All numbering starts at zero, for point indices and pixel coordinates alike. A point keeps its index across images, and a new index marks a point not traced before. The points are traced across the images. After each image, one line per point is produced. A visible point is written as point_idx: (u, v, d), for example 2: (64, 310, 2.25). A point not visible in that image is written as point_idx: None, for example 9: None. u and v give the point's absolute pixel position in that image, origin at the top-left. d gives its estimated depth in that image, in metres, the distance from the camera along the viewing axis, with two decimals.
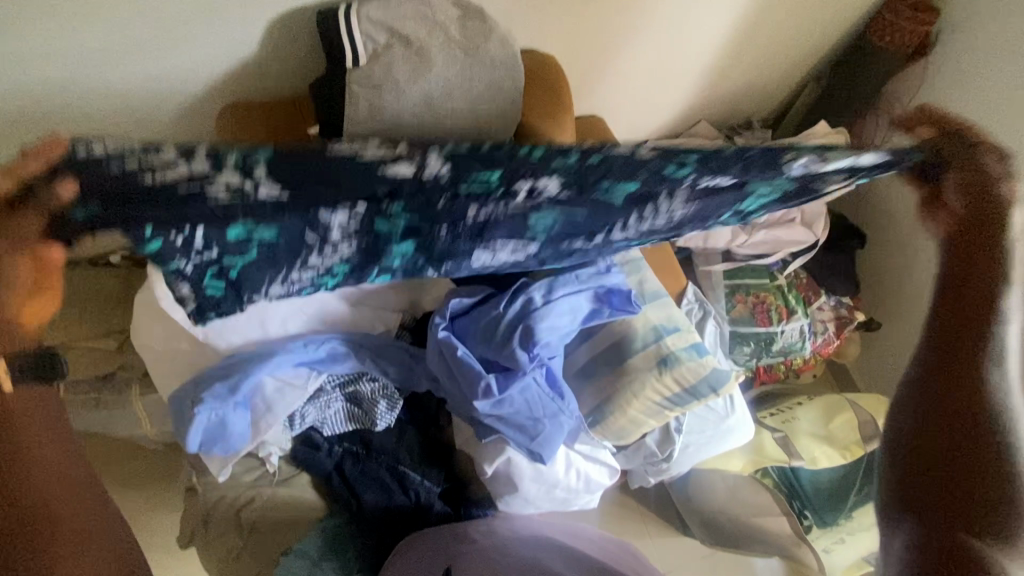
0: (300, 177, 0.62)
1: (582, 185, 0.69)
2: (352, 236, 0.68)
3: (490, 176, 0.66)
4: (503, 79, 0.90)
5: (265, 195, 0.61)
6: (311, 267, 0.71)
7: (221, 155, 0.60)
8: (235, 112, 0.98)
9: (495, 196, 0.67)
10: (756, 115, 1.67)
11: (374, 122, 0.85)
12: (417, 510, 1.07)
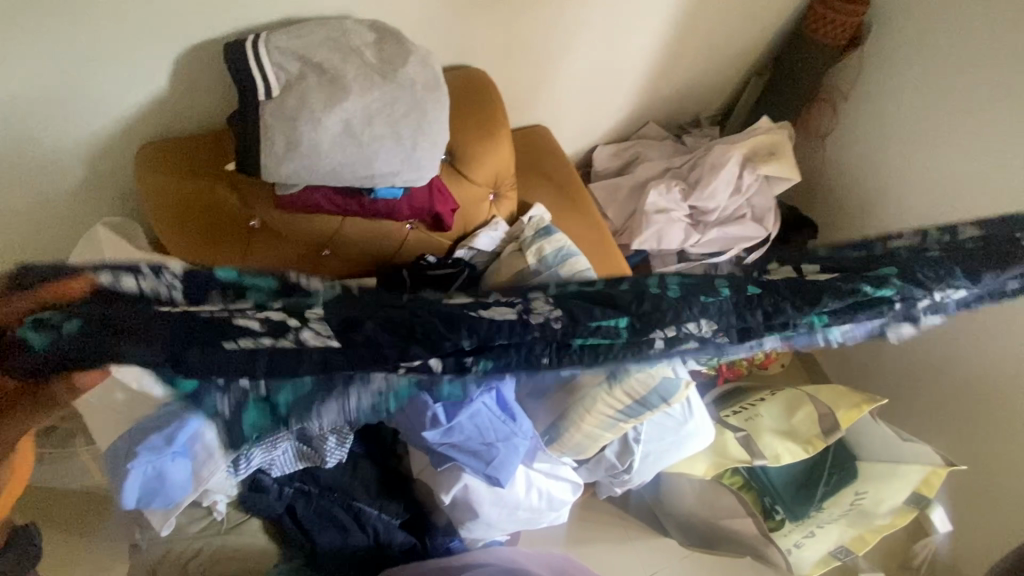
0: (363, 320, 0.58)
1: (746, 328, 0.67)
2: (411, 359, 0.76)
3: (620, 321, 0.64)
4: (426, 101, 0.88)
5: (308, 336, 0.56)
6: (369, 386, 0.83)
7: (263, 299, 0.59)
8: (148, 150, 0.94)
9: (630, 350, 0.64)
10: (701, 113, 1.69)
11: (293, 155, 0.82)
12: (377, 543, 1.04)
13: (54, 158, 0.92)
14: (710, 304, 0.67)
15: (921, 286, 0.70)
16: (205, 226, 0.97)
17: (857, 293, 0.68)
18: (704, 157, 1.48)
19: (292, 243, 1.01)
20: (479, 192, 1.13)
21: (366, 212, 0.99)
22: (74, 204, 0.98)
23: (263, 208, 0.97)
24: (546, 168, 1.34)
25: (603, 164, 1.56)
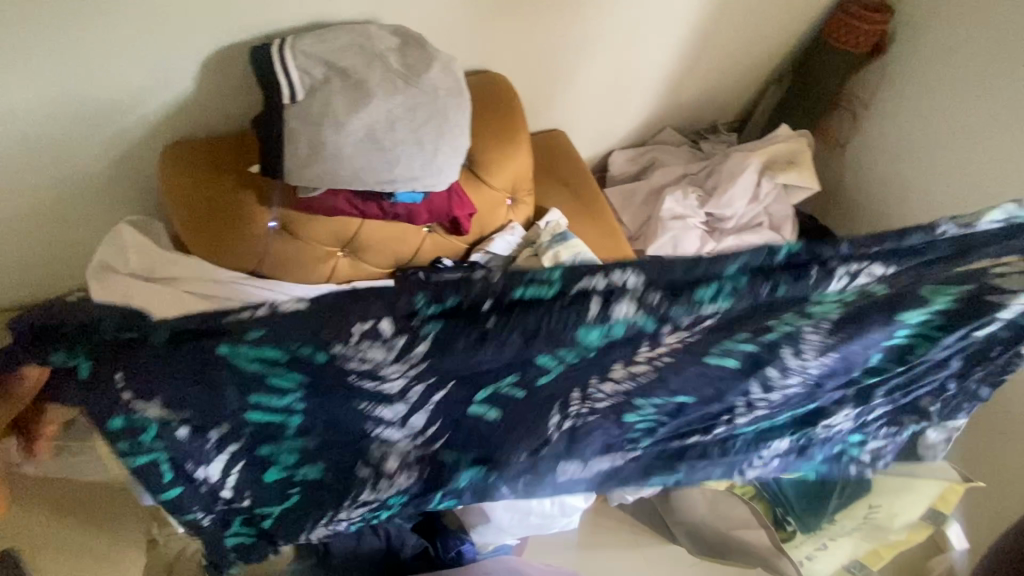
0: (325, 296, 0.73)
1: (670, 278, 0.75)
2: (408, 471, 0.88)
3: (551, 279, 0.74)
4: (447, 106, 0.88)
5: (286, 306, 0.70)
6: (362, 500, 0.89)
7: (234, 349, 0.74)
8: (173, 149, 0.96)
9: (552, 290, 0.74)
10: (718, 120, 1.67)
11: (316, 159, 0.83)
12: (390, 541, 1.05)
13: (79, 158, 0.93)
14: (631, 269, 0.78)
15: (840, 253, 0.77)
16: (224, 228, 0.97)
17: (764, 255, 0.76)
18: (722, 164, 1.48)
19: (311, 245, 1.02)
20: (496, 198, 1.13)
21: (386, 216, 1.00)
22: (99, 203, 1.00)
23: (283, 209, 0.98)
24: (562, 173, 1.33)
25: (619, 169, 1.56)
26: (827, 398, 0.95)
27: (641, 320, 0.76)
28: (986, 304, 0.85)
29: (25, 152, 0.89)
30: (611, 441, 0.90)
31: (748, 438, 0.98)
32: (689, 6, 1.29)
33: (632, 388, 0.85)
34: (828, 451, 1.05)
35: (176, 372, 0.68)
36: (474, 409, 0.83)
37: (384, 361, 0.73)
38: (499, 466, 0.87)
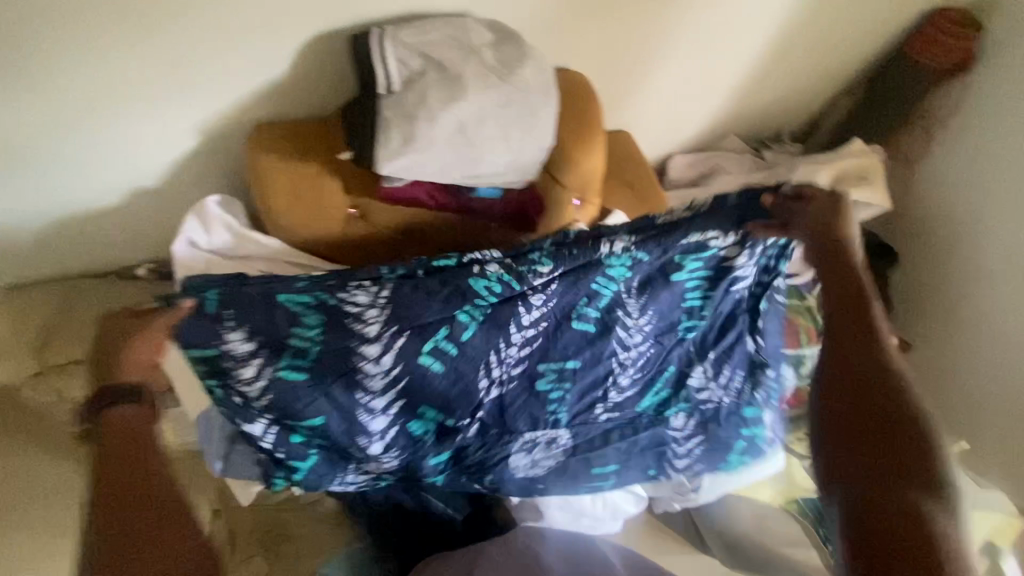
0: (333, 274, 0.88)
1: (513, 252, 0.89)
2: (392, 451, 0.93)
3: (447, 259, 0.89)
4: (537, 104, 0.88)
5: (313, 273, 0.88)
6: (364, 469, 0.94)
7: None
8: (260, 131, 0.97)
9: (453, 265, 0.88)
10: (782, 128, 1.63)
11: (406, 150, 0.84)
12: (442, 526, 1.07)
13: (172, 134, 0.98)
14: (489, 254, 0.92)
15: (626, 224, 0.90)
16: (304, 210, 0.98)
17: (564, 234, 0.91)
18: (788, 175, 1.45)
19: (382, 234, 1.03)
20: (566, 196, 1.07)
21: (461, 208, 1.02)
22: (185, 177, 1.05)
23: (363, 197, 0.99)
24: (627, 176, 1.32)
25: (678, 173, 1.53)
26: (676, 358, 1.00)
27: (502, 279, 0.87)
28: (727, 266, 0.94)
29: (128, 122, 0.94)
30: (538, 417, 0.96)
31: (647, 414, 1.02)
32: (770, 11, 1.26)
33: (532, 355, 0.92)
34: (733, 430, 1.02)
35: (246, 306, 0.80)
36: (424, 360, 0.87)
37: (369, 304, 0.85)
38: (458, 436, 0.95)
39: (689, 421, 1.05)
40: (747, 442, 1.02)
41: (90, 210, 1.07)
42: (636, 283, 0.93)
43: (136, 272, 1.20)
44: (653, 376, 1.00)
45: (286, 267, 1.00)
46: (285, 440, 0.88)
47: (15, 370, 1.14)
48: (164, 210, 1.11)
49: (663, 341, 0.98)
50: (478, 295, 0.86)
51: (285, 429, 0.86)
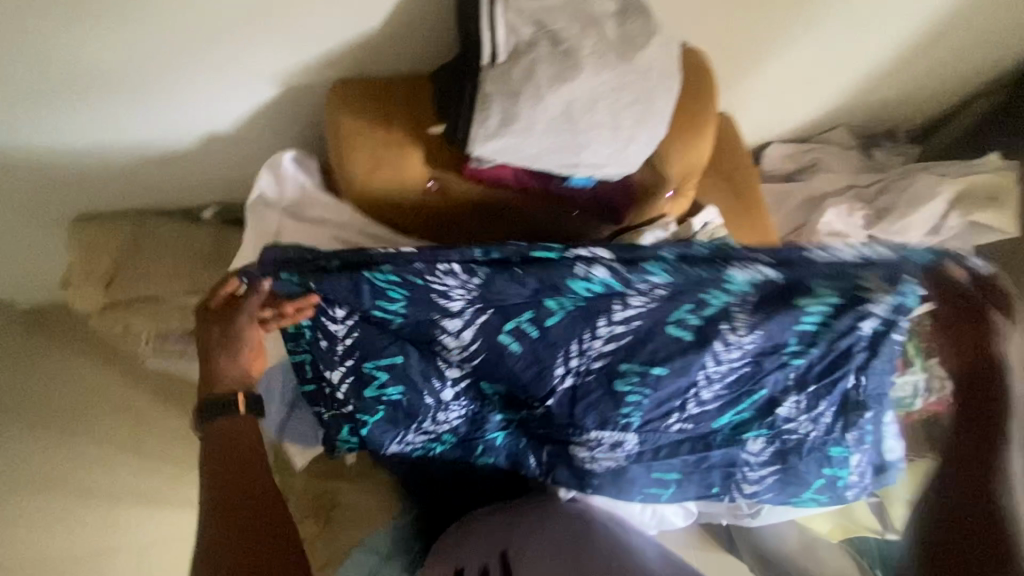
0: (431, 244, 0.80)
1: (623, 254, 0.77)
2: (461, 402, 0.92)
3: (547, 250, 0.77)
4: (655, 90, 0.78)
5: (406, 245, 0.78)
6: (423, 431, 0.93)
7: None
8: (346, 87, 0.91)
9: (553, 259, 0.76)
10: (901, 125, 1.44)
11: (504, 131, 0.75)
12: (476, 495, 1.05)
13: (253, 80, 0.93)
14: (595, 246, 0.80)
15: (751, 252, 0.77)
16: (383, 178, 0.92)
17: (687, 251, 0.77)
18: (901, 182, 1.30)
19: (459, 212, 0.98)
20: (662, 188, 1.01)
21: (548, 195, 0.94)
22: (262, 124, 1.01)
23: (446, 171, 0.92)
24: (723, 167, 1.20)
25: (773, 165, 1.39)
26: (772, 384, 0.87)
27: (605, 282, 0.76)
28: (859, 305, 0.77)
29: (209, 62, 0.89)
30: (607, 417, 0.88)
31: (726, 430, 0.92)
32: None
33: (614, 353, 0.83)
34: (815, 465, 0.94)
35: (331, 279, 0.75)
36: (502, 338, 0.82)
37: (457, 283, 0.76)
38: (524, 410, 0.92)
39: (768, 449, 0.93)
40: (827, 481, 0.96)
41: (165, 149, 1.04)
42: (751, 305, 0.78)
43: (201, 213, 1.19)
44: (739, 395, 0.88)
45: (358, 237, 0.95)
46: (357, 395, 0.88)
47: (88, 299, 1.16)
48: (236, 156, 1.08)
49: (763, 361, 0.84)
50: (571, 292, 0.77)
51: (360, 385, 0.87)
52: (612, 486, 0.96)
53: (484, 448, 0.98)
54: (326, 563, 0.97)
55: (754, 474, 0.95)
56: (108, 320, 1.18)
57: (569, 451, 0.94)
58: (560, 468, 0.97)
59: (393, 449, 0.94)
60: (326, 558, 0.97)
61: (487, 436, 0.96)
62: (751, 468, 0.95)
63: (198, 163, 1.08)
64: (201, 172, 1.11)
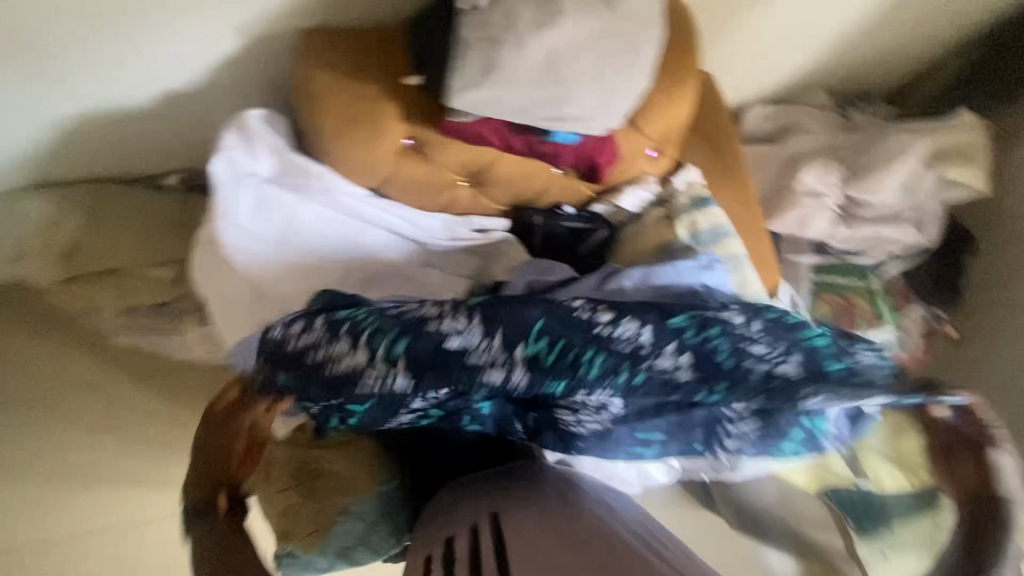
0: (418, 347, 0.79)
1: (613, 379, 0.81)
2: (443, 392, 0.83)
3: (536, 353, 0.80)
4: (639, 39, 0.76)
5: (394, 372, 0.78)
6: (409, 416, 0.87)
7: (358, 334, 0.80)
8: (314, 40, 0.86)
9: (544, 361, 0.80)
10: (876, 86, 1.44)
11: (484, 81, 0.72)
12: (464, 451, 1.05)
13: (214, 31, 0.87)
14: (588, 346, 0.80)
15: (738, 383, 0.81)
16: (356, 135, 0.87)
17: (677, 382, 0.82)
18: (877, 142, 1.31)
19: (440, 172, 0.94)
20: (644, 147, 1.01)
21: (530, 152, 0.90)
22: (226, 81, 0.95)
23: (422, 127, 0.87)
24: (705, 126, 1.18)
25: (753, 127, 1.39)
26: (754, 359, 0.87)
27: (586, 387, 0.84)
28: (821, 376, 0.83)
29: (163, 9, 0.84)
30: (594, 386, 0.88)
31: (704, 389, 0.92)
32: None
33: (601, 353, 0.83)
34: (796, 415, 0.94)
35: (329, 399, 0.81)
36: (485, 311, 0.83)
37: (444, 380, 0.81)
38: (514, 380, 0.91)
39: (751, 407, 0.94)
40: (806, 432, 0.97)
41: (122, 109, 0.98)
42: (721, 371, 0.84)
43: (166, 180, 1.13)
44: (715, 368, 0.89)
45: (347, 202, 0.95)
46: (319, 386, 0.80)
47: (43, 273, 1.09)
48: (198, 118, 1.02)
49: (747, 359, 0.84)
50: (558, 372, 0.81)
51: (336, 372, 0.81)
52: (597, 446, 0.96)
53: (471, 416, 0.94)
54: (314, 532, 0.97)
55: (738, 429, 0.95)
56: (69, 296, 1.12)
57: (555, 414, 0.93)
58: (546, 432, 0.95)
59: (385, 424, 0.88)
60: (314, 527, 0.97)
61: (474, 406, 0.91)
62: (735, 424, 0.95)
63: (158, 126, 1.02)
64: (161, 136, 1.05)
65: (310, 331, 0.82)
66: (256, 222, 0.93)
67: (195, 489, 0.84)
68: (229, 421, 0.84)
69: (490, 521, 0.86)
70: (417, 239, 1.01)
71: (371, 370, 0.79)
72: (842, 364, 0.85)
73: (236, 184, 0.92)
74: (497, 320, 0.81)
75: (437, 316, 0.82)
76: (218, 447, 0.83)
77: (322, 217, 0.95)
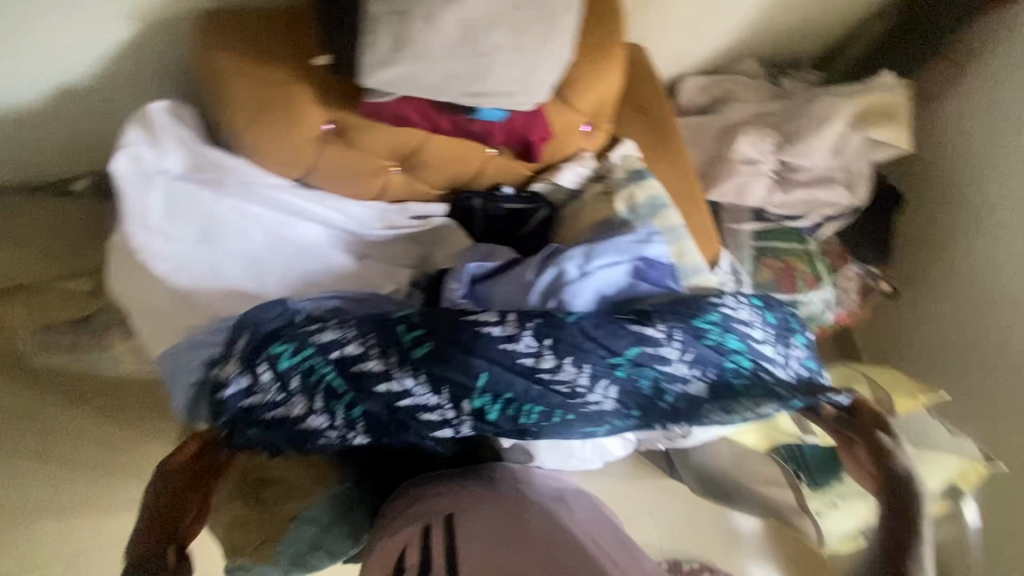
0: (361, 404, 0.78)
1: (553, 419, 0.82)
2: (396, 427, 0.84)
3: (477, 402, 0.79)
4: (557, 7, 0.74)
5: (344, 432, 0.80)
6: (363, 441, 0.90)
7: (300, 391, 0.78)
8: (215, 22, 0.81)
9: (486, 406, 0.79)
10: (804, 54, 1.47)
11: (397, 56, 0.69)
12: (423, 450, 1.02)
13: (103, 18, 0.81)
14: (527, 392, 0.79)
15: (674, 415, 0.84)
16: (271, 123, 0.83)
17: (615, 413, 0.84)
18: (807, 107, 1.34)
19: (366, 158, 0.91)
20: (577, 122, 0.99)
21: (459, 132, 0.87)
22: (126, 72, 0.88)
23: (342, 110, 0.84)
24: (639, 99, 1.18)
25: (689, 98, 1.39)
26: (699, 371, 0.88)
27: None
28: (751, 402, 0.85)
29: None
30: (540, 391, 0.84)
31: None
32: None
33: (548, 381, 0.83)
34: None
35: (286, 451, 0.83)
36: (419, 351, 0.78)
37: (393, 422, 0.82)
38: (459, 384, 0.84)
39: None
40: None
41: (12, 108, 0.90)
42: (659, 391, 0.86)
43: (74, 186, 1.06)
44: None
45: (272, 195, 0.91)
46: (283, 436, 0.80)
47: None
48: (99, 114, 0.94)
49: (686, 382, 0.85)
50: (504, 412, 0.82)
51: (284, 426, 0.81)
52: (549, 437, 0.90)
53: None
54: (265, 542, 0.92)
55: None
56: None
57: None
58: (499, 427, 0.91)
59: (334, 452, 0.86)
60: (264, 537, 0.92)
61: None
62: None
63: (54, 125, 0.94)
64: (58, 136, 0.96)
65: (261, 385, 0.77)
66: (169, 223, 0.87)
67: (137, 546, 0.69)
68: (194, 460, 0.76)
69: (445, 522, 0.85)
70: (351, 230, 0.98)
71: (322, 428, 0.80)
72: (763, 384, 0.84)
73: (144, 183, 0.85)
74: (435, 369, 0.77)
75: (373, 367, 0.77)
76: (183, 489, 0.75)
77: (243, 214, 0.89)
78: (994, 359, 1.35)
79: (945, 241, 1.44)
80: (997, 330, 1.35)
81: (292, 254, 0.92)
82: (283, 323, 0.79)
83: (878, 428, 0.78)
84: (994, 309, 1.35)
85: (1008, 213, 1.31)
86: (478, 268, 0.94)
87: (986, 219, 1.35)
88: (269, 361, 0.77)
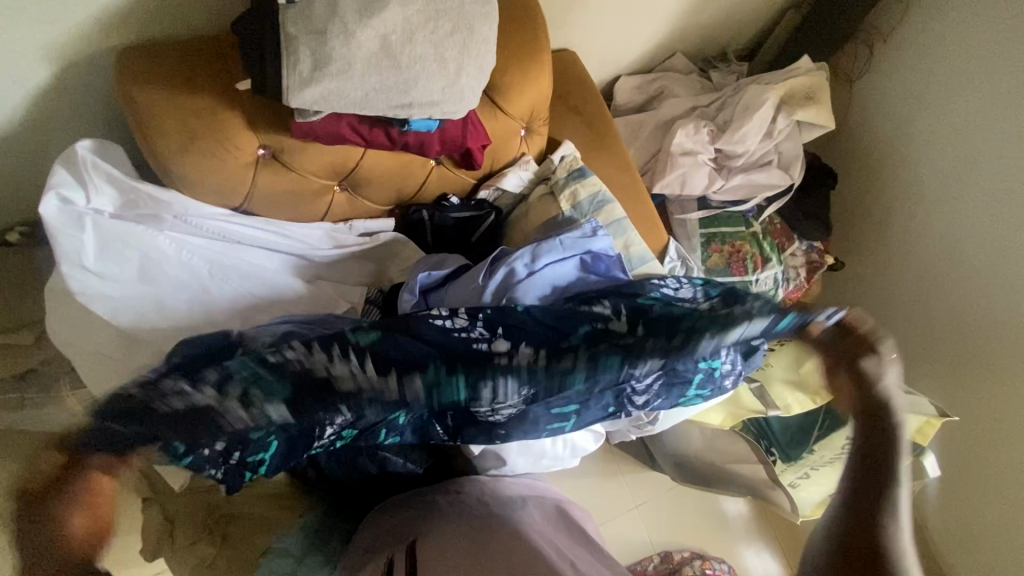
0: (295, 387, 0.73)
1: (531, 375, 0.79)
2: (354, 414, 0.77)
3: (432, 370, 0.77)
4: (473, 18, 0.77)
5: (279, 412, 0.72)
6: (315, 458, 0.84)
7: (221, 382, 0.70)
8: (135, 57, 0.80)
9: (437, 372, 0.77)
10: (730, 47, 1.54)
11: (319, 75, 0.70)
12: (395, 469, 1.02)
13: (17, 63, 0.80)
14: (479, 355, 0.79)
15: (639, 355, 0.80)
16: (203, 152, 0.82)
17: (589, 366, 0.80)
18: (736, 96, 1.40)
19: (306, 179, 0.91)
20: (512, 127, 1.02)
21: (395, 145, 0.89)
22: (51, 116, 0.87)
23: (275, 134, 0.84)
24: (574, 101, 1.22)
25: (625, 98, 1.44)
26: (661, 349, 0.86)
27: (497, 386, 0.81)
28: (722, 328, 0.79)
29: None
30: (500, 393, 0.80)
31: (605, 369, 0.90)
32: None
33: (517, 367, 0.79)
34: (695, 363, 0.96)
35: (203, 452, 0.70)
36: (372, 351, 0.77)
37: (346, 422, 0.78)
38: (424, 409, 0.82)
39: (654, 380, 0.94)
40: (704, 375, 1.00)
41: None
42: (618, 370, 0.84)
43: (6, 238, 1.02)
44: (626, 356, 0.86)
45: (217, 226, 0.90)
46: (241, 444, 0.73)
47: None
48: (27, 161, 0.92)
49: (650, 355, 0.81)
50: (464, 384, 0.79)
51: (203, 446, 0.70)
52: (519, 431, 0.92)
53: (387, 429, 0.85)
54: None
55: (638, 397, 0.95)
56: None
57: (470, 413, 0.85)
58: (467, 429, 0.90)
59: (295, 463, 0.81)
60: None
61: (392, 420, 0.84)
62: (639, 390, 0.95)
63: None
64: None
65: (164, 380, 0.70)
66: (104, 261, 0.84)
67: None
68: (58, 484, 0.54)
69: (407, 549, 0.84)
70: (300, 253, 0.98)
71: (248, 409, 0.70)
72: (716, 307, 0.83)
73: (76, 225, 0.83)
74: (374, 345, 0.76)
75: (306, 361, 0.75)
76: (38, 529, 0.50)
77: (182, 247, 0.89)
78: (939, 317, 1.41)
79: (881, 211, 1.51)
80: (936, 290, 1.41)
81: (239, 280, 0.91)
82: (230, 343, 0.80)
83: (859, 356, 0.71)
84: (932, 270, 1.42)
85: (932, 179, 1.38)
86: (427, 276, 0.95)
87: (913, 185, 1.43)
88: (192, 377, 0.70)
